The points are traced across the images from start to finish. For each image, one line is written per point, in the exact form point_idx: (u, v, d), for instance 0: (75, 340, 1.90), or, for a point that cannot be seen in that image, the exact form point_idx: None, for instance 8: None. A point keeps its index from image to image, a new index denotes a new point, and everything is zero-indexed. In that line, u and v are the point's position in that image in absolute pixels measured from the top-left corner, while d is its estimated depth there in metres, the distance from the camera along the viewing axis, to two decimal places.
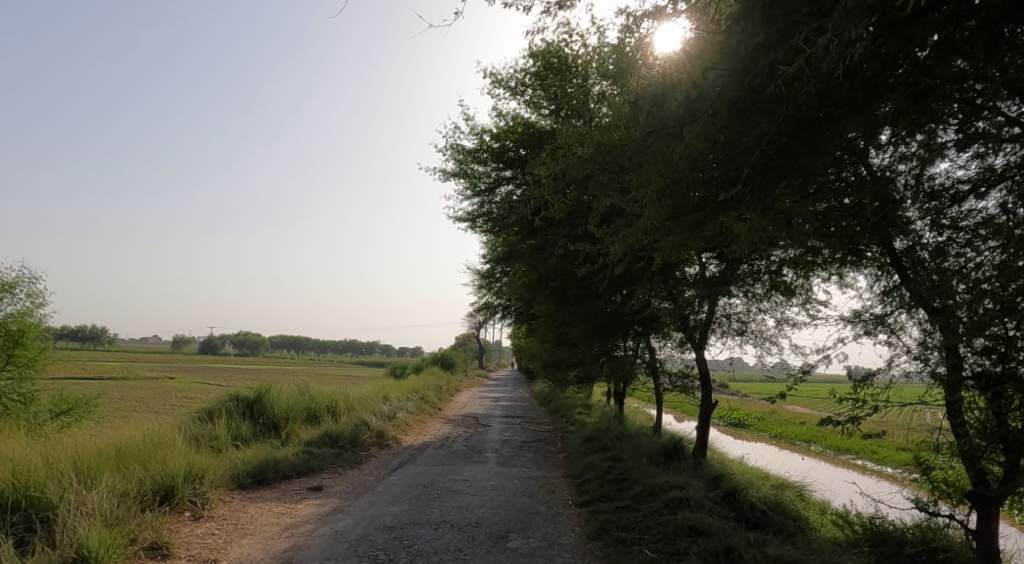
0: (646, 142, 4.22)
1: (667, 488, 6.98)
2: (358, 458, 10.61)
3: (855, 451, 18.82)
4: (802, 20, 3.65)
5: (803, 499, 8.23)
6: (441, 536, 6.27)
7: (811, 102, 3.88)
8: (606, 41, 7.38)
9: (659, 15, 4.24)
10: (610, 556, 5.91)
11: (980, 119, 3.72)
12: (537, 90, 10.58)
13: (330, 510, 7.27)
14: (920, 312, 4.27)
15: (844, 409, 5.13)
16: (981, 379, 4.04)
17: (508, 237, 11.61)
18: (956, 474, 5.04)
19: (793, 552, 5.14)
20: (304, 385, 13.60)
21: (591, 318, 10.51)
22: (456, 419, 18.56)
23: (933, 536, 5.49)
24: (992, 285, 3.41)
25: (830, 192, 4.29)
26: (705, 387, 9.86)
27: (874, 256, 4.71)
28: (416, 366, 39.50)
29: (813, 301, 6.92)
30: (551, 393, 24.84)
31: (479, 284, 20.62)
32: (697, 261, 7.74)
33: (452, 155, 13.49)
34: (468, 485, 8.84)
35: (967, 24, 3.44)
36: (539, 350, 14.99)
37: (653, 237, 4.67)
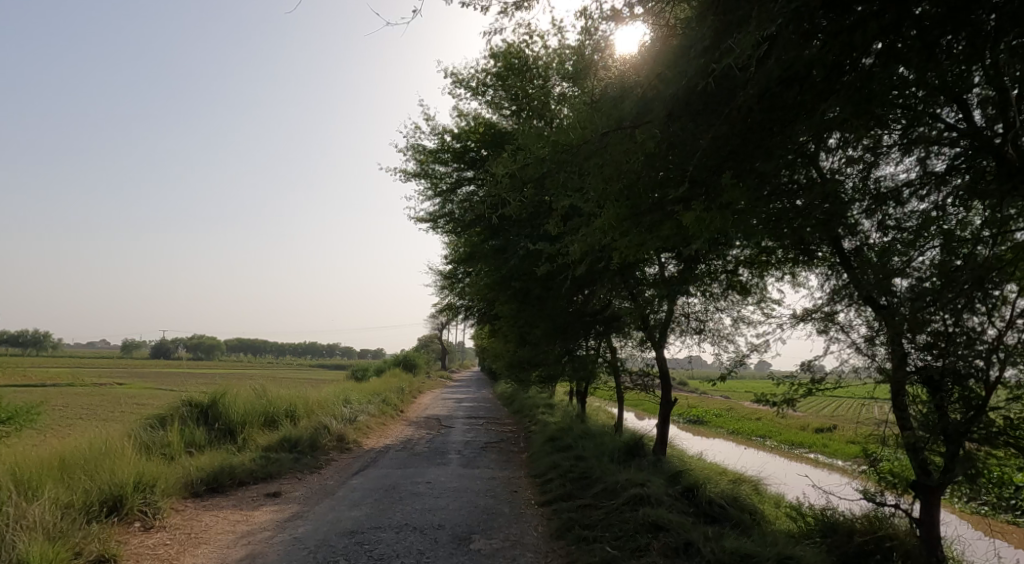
0: (603, 142, 4.28)
1: (628, 485, 7.10)
2: (318, 462, 10.44)
3: (808, 445, 19.44)
4: (742, 22, 3.65)
5: (759, 493, 8.46)
6: (403, 539, 6.22)
7: (760, 105, 3.92)
8: (564, 43, 7.47)
9: (615, 18, 4.26)
10: (573, 554, 5.94)
11: (922, 125, 3.99)
12: (498, 91, 10.64)
13: (288, 517, 7.12)
14: (866, 310, 4.45)
15: (779, 391, 5.39)
16: (924, 373, 4.27)
17: (470, 237, 11.60)
18: (901, 465, 5.30)
19: (749, 545, 5.27)
20: (261, 388, 13.28)
21: (553, 318, 10.58)
22: (418, 421, 18.47)
23: (879, 525, 5.77)
24: (933, 283, 3.70)
25: (783, 194, 4.35)
26: (665, 385, 10.08)
27: (824, 256, 4.98)
28: (378, 369, 38.66)
29: (767, 299, 7.18)
30: (513, 394, 24.91)
31: (442, 285, 20.56)
32: (656, 261, 7.88)
33: (412, 155, 13.39)
34: (431, 488, 8.78)
35: (908, 32, 3.43)
36: (501, 351, 15.02)
37: (611, 236, 4.68)
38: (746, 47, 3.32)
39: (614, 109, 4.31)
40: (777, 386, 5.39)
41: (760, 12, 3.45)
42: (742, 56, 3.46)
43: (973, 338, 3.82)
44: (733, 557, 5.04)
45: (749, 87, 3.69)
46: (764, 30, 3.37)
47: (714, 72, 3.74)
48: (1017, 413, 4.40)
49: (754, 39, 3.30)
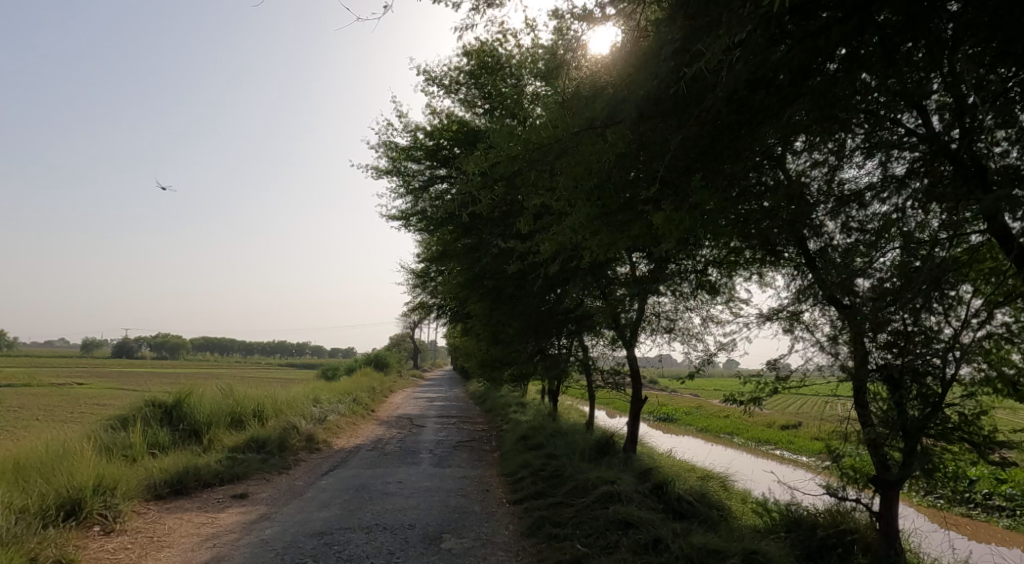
0: (574, 140, 4.29)
1: (599, 483, 7.16)
2: (286, 462, 10.29)
3: (774, 442, 19.86)
4: (712, 26, 3.69)
5: (727, 489, 8.61)
6: (373, 540, 6.16)
7: (728, 107, 3.97)
8: (537, 43, 7.49)
9: (587, 18, 4.28)
10: (543, 552, 5.95)
11: (883, 130, 4.13)
12: (471, 89, 10.61)
13: (255, 518, 7.00)
14: (830, 310, 4.54)
15: (747, 390, 5.52)
16: (885, 371, 4.35)
17: (442, 236, 11.56)
18: (863, 461, 5.45)
19: (716, 540, 5.35)
20: (228, 387, 13.02)
21: (526, 317, 10.60)
22: (390, 420, 18.34)
23: (842, 520, 5.97)
24: (894, 284, 3.79)
25: (751, 196, 4.44)
26: (636, 383, 10.18)
27: (790, 256, 5.08)
28: (349, 368, 38.26)
29: (735, 299, 7.31)
30: (486, 393, 24.90)
31: (414, 284, 20.44)
32: (628, 260, 7.96)
33: (384, 152, 13.29)
34: (402, 488, 8.71)
35: (870, 39, 3.50)
36: (474, 350, 14.99)
37: (582, 235, 4.70)
38: (716, 50, 3.35)
39: (586, 108, 4.34)
40: (745, 385, 5.52)
41: (729, 15, 3.49)
42: (713, 60, 3.49)
43: (932, 338, 4.02)
44: (701, 552, 5.12)
45: (718, 90, 3.72)
46: (733, 34, 3.40)
47: (684, 75, 3.77)
48: (971, 409, 4.70)
49: (724, 42, 3.33)
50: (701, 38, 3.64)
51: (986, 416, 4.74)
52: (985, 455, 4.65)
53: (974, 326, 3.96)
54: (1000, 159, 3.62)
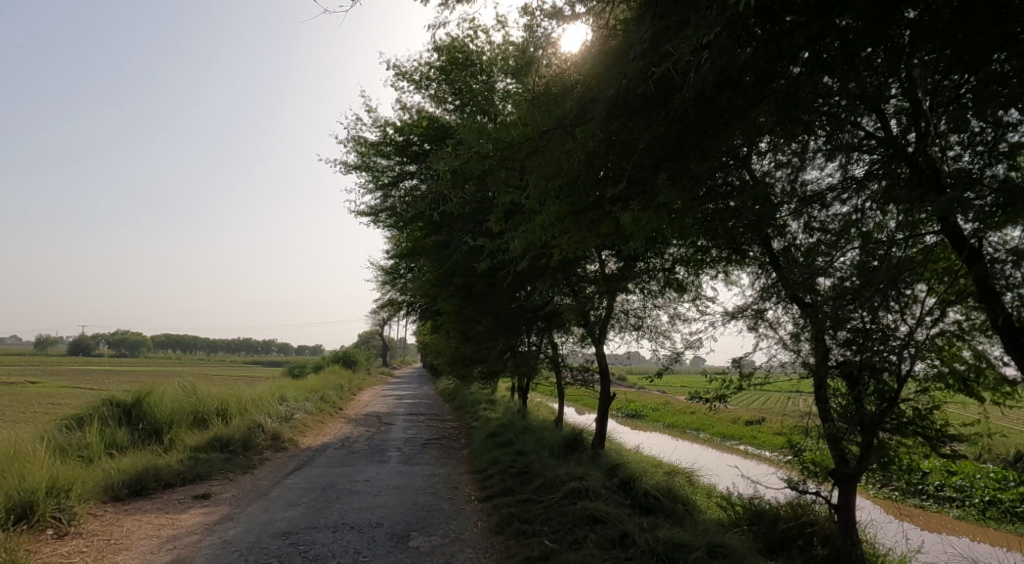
0: (544, 138, 4.30)
1: (567, 479, 7.22)
2: (251, 462, 10.11)
3: (738, 437, 20.24)
4: (679, 26, 3.73)
5: (692, 484, 8.76)
6: (340, 539, 6.10)
7: (695, 107, 4.01)
8: (508, 39, 7.47)
9: (558, 16, 4.29)
10: (511, 549, 5.97)
11: (844, 132, 4.23)
12: (441, 85, 10.54)
13: (217, 519, 6.86)
14: (793, 307, 4.67)
15: (713, 388, 5.63)
16: (845, 367, 4.47)
17: (412, 233, 11.47)
18: (822, 455, 5.61)
19: (682, 534, 5.45)
20: (190, 385, 12.71)
21: (496, 314, 10.60)
22: (358, 418, 18.18)
23: (802, 512, 6.13)
24: (852, 282, 3.90)
25: (718, 195, 4.59)
26: (604, 380, 10.27)
27: (755, 255, 5.20)
28: (316, 366, 37.78)
29: (702, 297, 7.43)
30: (455, 391, 24.85)
31: (383, 280, 20.25)
32: (597, 258, 8.02)
33: (353, 147, 13.12)
34: (369, 486, 8.64)
35: (832, 43, 3.57)
36: (444, 347, 14.93)
37: (551, 233, 4.72)
38: (683, 51, 3.39)
39: (554, 108, 4.35)
40: (710, 383, 5.63)
41: (696, 17, 3.53)
42: (680, 61, 3.53)
43: (888, 334, 4.10)
44: (667, 546, 5.20)
45: (685, 90, 3.76)
46: (700, 35, 3.44)
47: (652, 75, 3.80)
48: (925, 404, 4.89)
49: (691, 44, 3.36)
50: (669, 39, 3.68)
51: (938, 411, 4.93)
52: (938, 448, 4.91)
53: (928, 324, 4.11)
54: (953, 164, 3.77)
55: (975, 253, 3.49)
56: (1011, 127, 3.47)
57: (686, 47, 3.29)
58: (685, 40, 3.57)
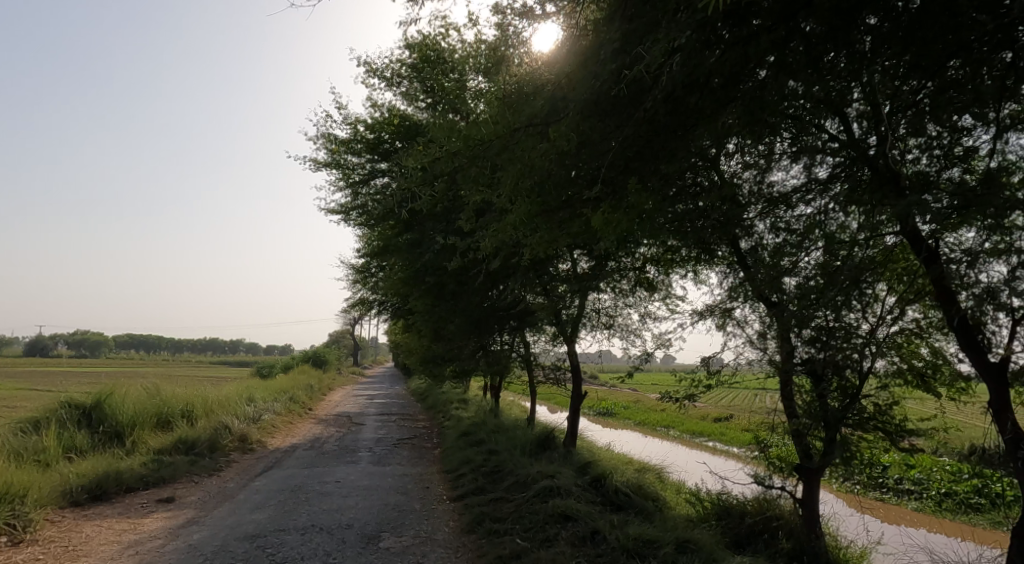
0: (515, 137, 4.31)
1: (539, 478, 7.25)
2: (217, 464, 9.90)
3: (707, 434, 20.56)
4: (650, 28, 3.76)
5: (662, 481, 8.87)
6: (308, 541, 6.01)
7: (665, 109, 4.04)
8: (480, 37, 7.45)
9: (530, 15, 4.30)
10: (483, 548, 5.95)
11: (809, 135, 4.27)
12: (413, 82, 10.46)
13: (182, 523, 6.71)
14: (760, 306, 4.77)
15: (682, 388, 5.72)
16: (809, 364, 4.52)
17: (383, 231, 11.36)
18: (788, 451, 5.75)
19: (651, 530, 5.51)
20: (154, 386, 12.39)
21: (468, 313, 10.57)
22: (328, 418, 17.96)
23: (768, 506, 6.28)
24: (816, 283, 3.99)
25: (687, 195, 4.65)
26: (576, 378, 10.34)
27: (724, 254, 5.29)
28: (286, 366, 37.23)
29: (672, 296, 7.53)
30: (427, 390, 24.72)
31: (354, 279, 20.03)
32: (569, 257, 8.04)
33: (323, 144, 12.95)
34: (339, 487, 8.54)
35: (796, 48, 3.61)
36: (415, 346, 14.84)
37: (523, 233, 4.74)
38: (654, 53, 3.41)
39: (526, 106, 4.35)
40: (680, 382, 5.71)
41: (667, 19, 3.56)
42: (651, 62, 3.55)
43: (851, 332, 4.14)
44: (637, 542, 5.25)
45: (655, 91, 3.79)
46: (671, 38, 3.47)
47: (624, 76, 3.81)
48: (885, 400, 5.04)
49: (662, 46, 3.39)
50: (640, 41, 3.70)
51: (898, 406, 5.08)
52: (897, 442, 5.08)
53: (888, 321, 4.26)
54: (912, 166, 3.83)
55: (932, 253, 3.67)
56: (966, 131, 3.60)
57: (657, 49, 3.31)
58: (656, 42, 3.59)
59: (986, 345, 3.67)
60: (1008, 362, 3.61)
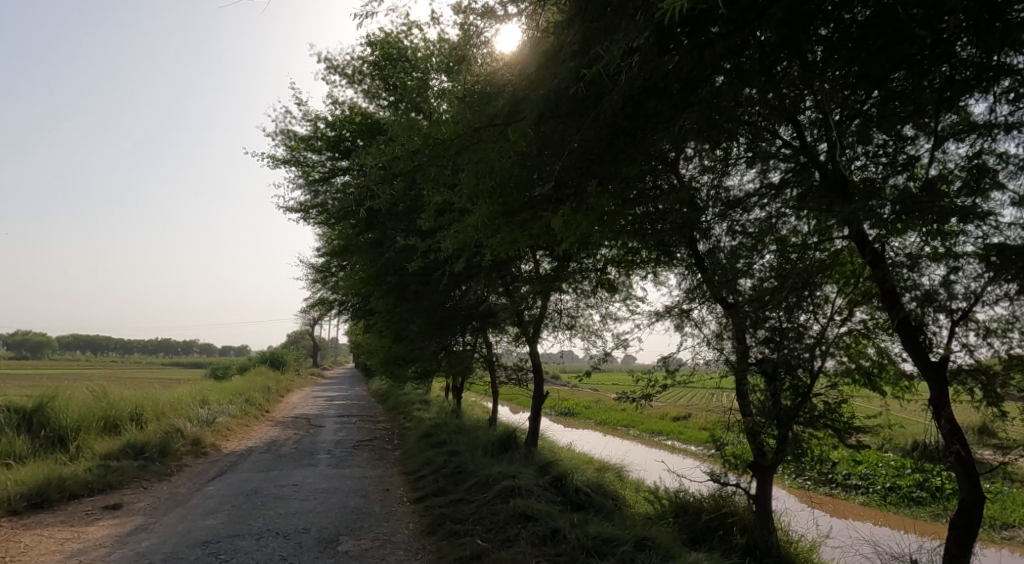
0: (476, 137, 4.33)
1: (500, 478, 7.26)
2: (168, 468, 9.59)
3: (665, 433, 20.90)
4: (609, 31, 3.79)
5: (622, 479, 8.98)
6: (264, 546, 5.88)
7: (624, 111, 4.07)
8: (443, 36, 7.42)
9: (491, 15, 4.30)
10: (443, 549, 5.91)
11: (763, 141, 4.43)
12: (375, 80, 10.35)
13: (129, 530, 6.47)
14: (717, 307, 4.92)
15: (641, 388, 5.81)
16: (763, 365, 4.57)
17: (343, 230, 11.19)
18: (742, 449, 5.90)
19: (610, 528, 5.57)
20: (101, 389, 11.94)
21: (430, 314, 10.51)
22: (286, 421, 17.60)
23: (723, 503, 6.42)
24: (770, 285, 4.18)
25: (648, 199, 4.79)
26: (538, 379, 10.38)
27: (683, 257, 5.44)
28: (242, 367, 36.35)
29: (632, 297, 7.63)
30: (388, 392, 24.43)
31: (314, 279, 19.71)
32: (532, 258, 8.08)
33: (282, 141, 12.69)
34: (296, 490, 8.38)
35: (750, 54, 3.68)
36: (376, 347, 14.67)
37: (484, 233, 4.73)
38: (613, 55, 3.44)
39: (485, 106, 4.34)
40: (638, 382, 5.80)
41: (625, 21, 3.59)
42: (610, 64, 3.57)
43: (802, 333, 4.19)
44: (596, 540, 5.30)
45: (614, 93, 3.81)
46: (629, 40, 3.50)
47: (583, 77, 3.84)
48: (834, 398, 5.20)
49: (621, 48, 3.41)
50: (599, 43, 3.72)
51: (846, 404, 5.25)
52: (844, 439, 5.26)
53: (838, 321, 4.32)
54: (859, 173, 4.01)
55: (878, 256, 3.78)
56: (909, 140, 3.76)
57: (615, 51, 3.34)
58: (615, 44, 3.62)
59: (928, 345, 3.85)
60: (948, 361, 3.79)
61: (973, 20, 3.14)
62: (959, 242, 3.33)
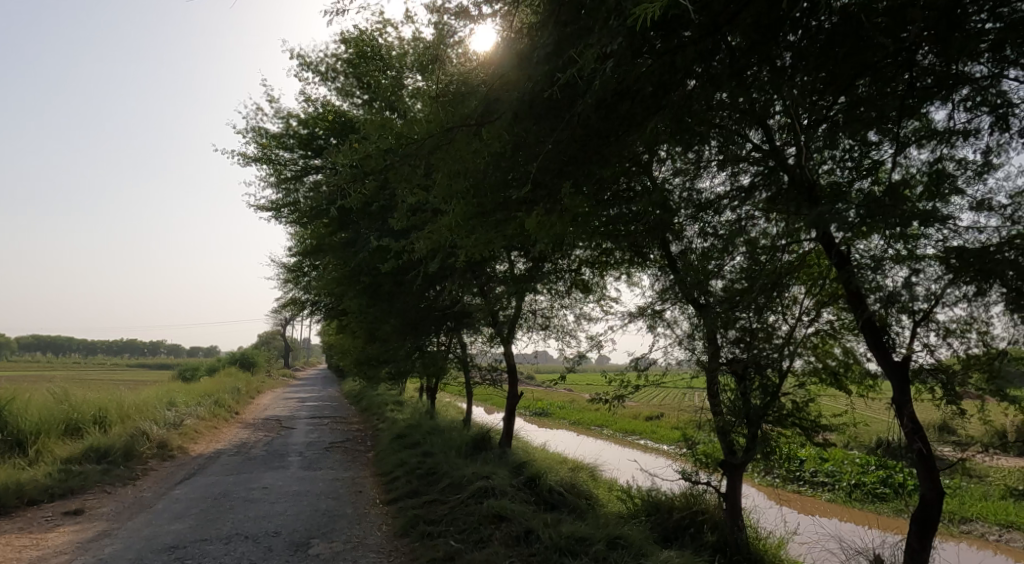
0: (449, 136, 4.30)
1: (474, 478, 7.24)
2: (133, 472, 9.36)
3: (638, 432, 21.09)
4: (583, 34, 3.80)
5: (595, 479, 9.03)
6: (232, 550, 5.78)
7: (598, 114, 4.09)
8: (418, 35, 7.38)
9: (465, 16, 4.29)
10: (416, 551, 5.88)
11: (734, 144, 4.41)
12: (348, 78, 10.25)
13: (92, 537, 6.29)
14: (688, 308, 4.94)
15: (613, 388, 5.85)
16: (735, 365, 4.69)
17: (315, 229, 11.06)
18: (713, 447, 6.01)
19: (584, 528, 5.60)
20: (63, 391, 11.60)
21: (404, 314, 10.45)
22: (256, 423, 17.31)
23: (694, 501, 6.48)
24: (740, 286, 4.23)
25: (622, 200, 4.84)
26: (512, 379, 10.39)
27: (656, 258, 5.50)
28: (211, 369, 35.67)
29: (606, 298, 7.70)
30: (361, 393, 24.20)
31: (285, 278, 19.45)
32: (506, 259, 8.08)
33: (253, 139, 12.50)
34: (266, 493, 8.24)
35: (721, 59, 3.73)
36: (349, 347, 14.53)
37: (458, 234, 4.72)
38: (587, 58, 3.46)
39: (459, 106, 4.31)
40: (611, 383, 5.84)
41: (598, 25, 3.61)
42: (584, 68, 3.58)
43: (771, 334, 4.39)
44: (569, 540, 5.32)
45: (588, 97, 3.83)
46: (603, 44, 3.52)
47: (558, 80, 3.85)
48: (802, 398, 5.28)
49: (595, 52, 3.43)
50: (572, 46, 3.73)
51: (813, 403, 5.32)
52: (811, 438, 5.35)
53: (806, 321, 4.48)
54: (826, 176, 4.09)
55: (844, 258, 3.89)
56: (874, 145, 3.87)
57: (589, 54, 3.36)
58: (589, 47, 3.64)
59: (891, 345, 3.97)
60: (910, 360, 3.94)
61: (933, 30, 3.23)
62: (921, 246, 3.45)
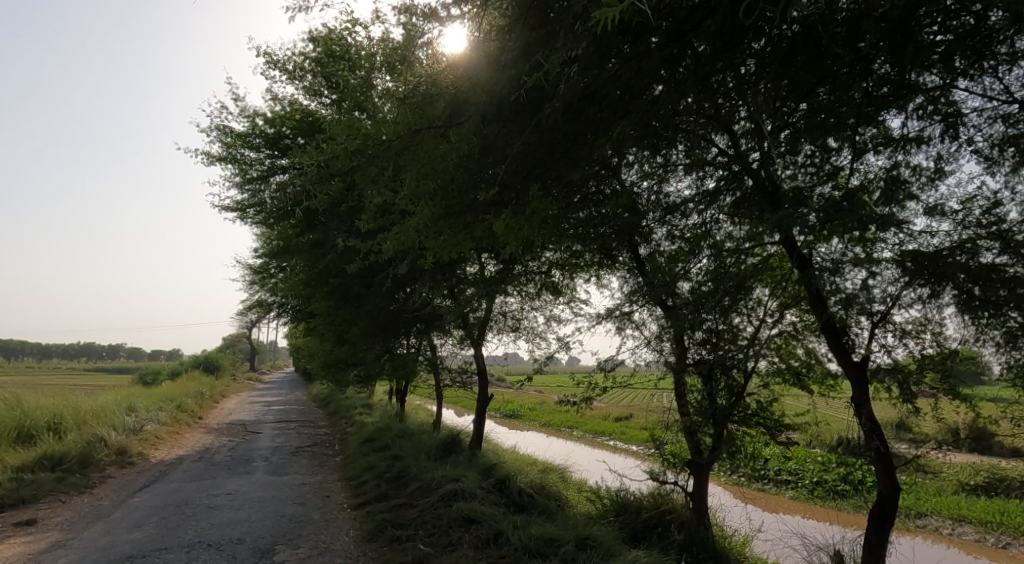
0: (416, 137, 4.34)
1: (443, 481, 7.19)
2: (90, 480, 9.06)
3: (608, 433, 21.25)
4: (551, 37, 3.81)
5: (564, 480, 9.06)
6: (194, 559, 5.64)
7: (566, 118, 4.11)
8: (386, 34, 7.32)
9: (434, 16, 4.27)
10: (384, 555, 5.82)
11: (700, 149, 4.48)
12: (316, 77, 10.12)
13: (45, 548, 6.07)
14: (656, 310, 4.94)
15: (582, 390, 5.90)
16: (700, 366, 4.78)
17: (282, 230, 10.88)
18: (680, 447, 6.10)
19: (553, 529, 5.62)
20: (16, 397, 11.18)
21: (372, 316, 10.34)
22: (221, 427, 16.93)
23: (661, 500, 6.55)
24: (706, 288, 4.28)
25: (591, 203, 4.81)
26: (482, 381, 10.37)
27: (625, 260, 5.56)
28: (174, 373, 34.78)
29: (575, 300, 7.74)
30: (329, 396, 23.88)
31: (251, 280, 19.08)
32: (477, 261, 8.07)
33: (217, 137, 12.24)
34: (230, 500, 8.06)
35: (686, 65, 3.78)
36: (317, 350, 14.32)
37: (426, 235, 4.69)
38: (554, 62, 3.47)
39: (426, 108, 4.34)
40: (580, 385, 5.89)
41: (565, 29, 3.62)
42: (551, 72, 3.60)
43: (736, 335, 4.48)
44: (539, 541, 5.33)
45: (555, 100, 3.85)
46: (570, 48, 3.53)
47: (525, 83, 3.86)
48: (766, 397, 5.39)
49: (562, 56, 3.45)
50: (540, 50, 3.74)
51: (777, 402, 5.45)
52: (775, 437, 5.47)
53: (770, 323, 4.57)
54: (789, 182, 4.15)
55: (805, 260, 3.99)
56: (835, 152, 3.93)
57: (555, 57, 3.37)
58: (556, 51, 3.65)
59: (850, 346, 4.06)
60: (868, 361, 4.03)
61: (888, 40, 3.34)
62: (877, 249, 3.55)
